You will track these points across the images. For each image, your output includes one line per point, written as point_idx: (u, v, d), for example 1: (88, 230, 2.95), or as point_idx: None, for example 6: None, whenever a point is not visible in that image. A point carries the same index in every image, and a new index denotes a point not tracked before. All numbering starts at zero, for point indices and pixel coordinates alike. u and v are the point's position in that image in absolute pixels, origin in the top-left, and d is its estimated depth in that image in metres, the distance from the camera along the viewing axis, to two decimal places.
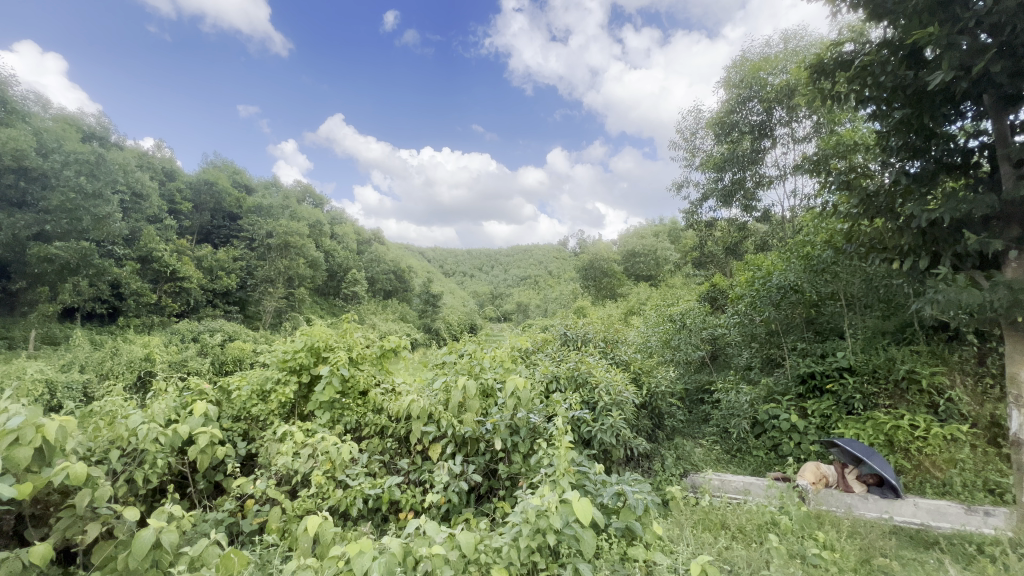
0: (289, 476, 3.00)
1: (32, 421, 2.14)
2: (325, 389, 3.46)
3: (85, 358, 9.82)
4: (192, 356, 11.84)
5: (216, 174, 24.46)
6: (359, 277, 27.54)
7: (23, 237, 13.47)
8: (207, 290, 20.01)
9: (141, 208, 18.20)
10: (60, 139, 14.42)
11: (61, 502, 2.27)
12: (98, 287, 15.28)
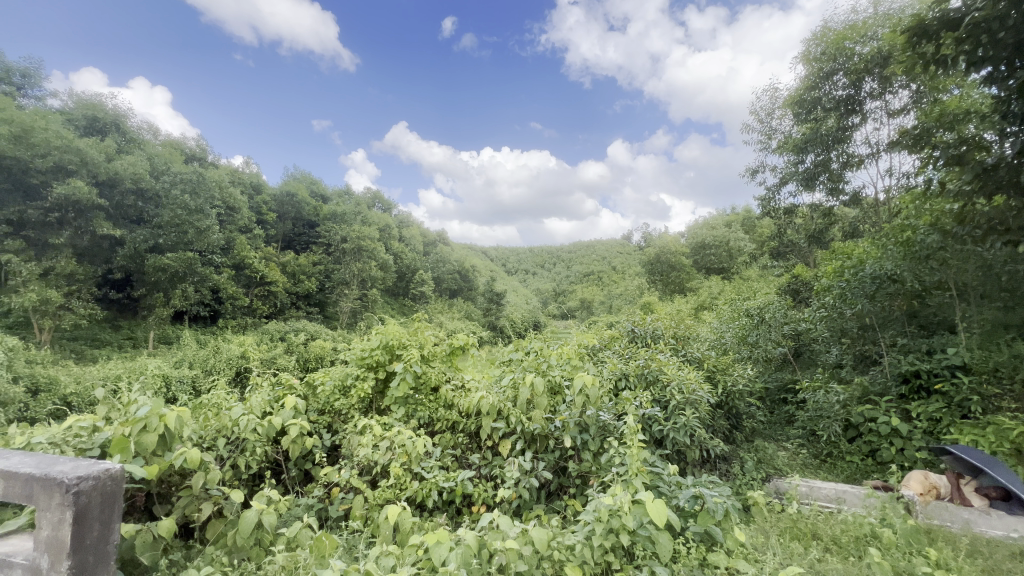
0: (369, 468, 3.16)
1: (156, 411, 2.44)
2: (399, 385, 3.62)
3: (193, 355, 11.09)
4: (281, 354, 12.97)
5: (296, 186, 26.39)
6: (426, 278, 28.61)
7: (142, 251, 15.20)
8: (292, 293, 21.74)
9: (234, 220, 20.06)
10: (166, 163, 16.53)
11: (179, 484, 2.55)
12: (201, 292, 17.09)
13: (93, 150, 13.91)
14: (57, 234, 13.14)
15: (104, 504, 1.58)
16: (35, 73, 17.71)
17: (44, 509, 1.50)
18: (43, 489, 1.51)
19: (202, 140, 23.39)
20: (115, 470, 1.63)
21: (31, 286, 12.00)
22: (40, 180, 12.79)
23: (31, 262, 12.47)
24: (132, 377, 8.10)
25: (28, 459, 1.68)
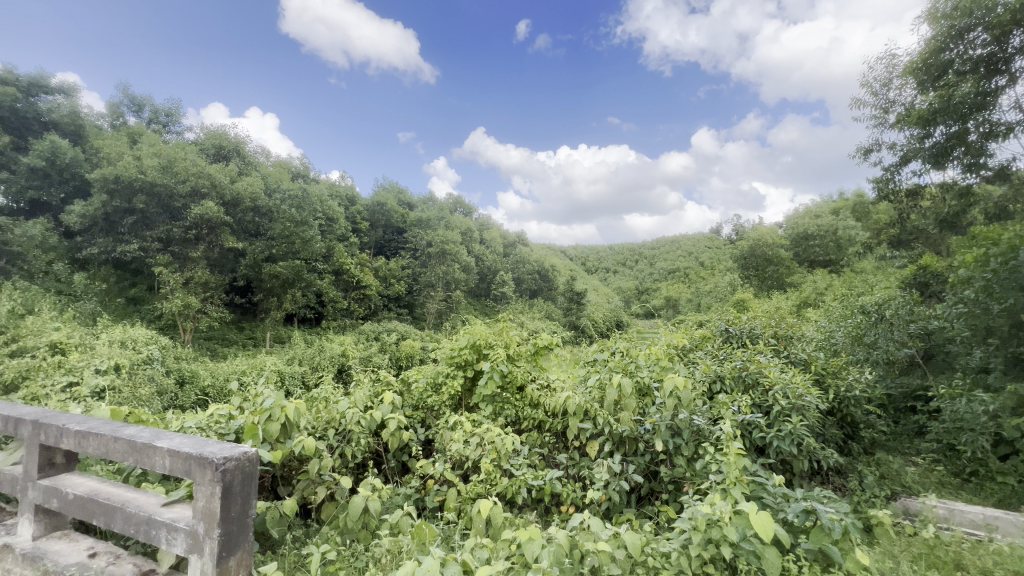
0: (461, 462, 3.29)
1: (278, 403, 2.75)
2: (487, 383, 3.72)
3: (302, 353, 12.32)
4: (376, 353, 14.00)
5: (385, 195, 28.17)
6: (506, 279, 29.17)
7: (260, 260, 17.21)
8: (384, 296, 23.31)
9: (333, 230, 21.90)
10: (278, 182, 18.51)
11: (298, 468, 2.85)
12: (308, 296, 18.91)
13: (220, 174, 15.92)
14: (194, 249, 15.25)
15: (243, 482, 1.81)
16: (175, 111, 20.69)
17: (199, 483, 1.75)
18: (197, 466, 1.77)
19: (305, 158, 25.83)
20: (252, 453, 1.86)
21: (176, 294, 14.09)
22: (180, 203, 14.89)
23: (176, 273, 14.61)
24: (254, 372, 9.18)
25: (186, 441, 1.97)
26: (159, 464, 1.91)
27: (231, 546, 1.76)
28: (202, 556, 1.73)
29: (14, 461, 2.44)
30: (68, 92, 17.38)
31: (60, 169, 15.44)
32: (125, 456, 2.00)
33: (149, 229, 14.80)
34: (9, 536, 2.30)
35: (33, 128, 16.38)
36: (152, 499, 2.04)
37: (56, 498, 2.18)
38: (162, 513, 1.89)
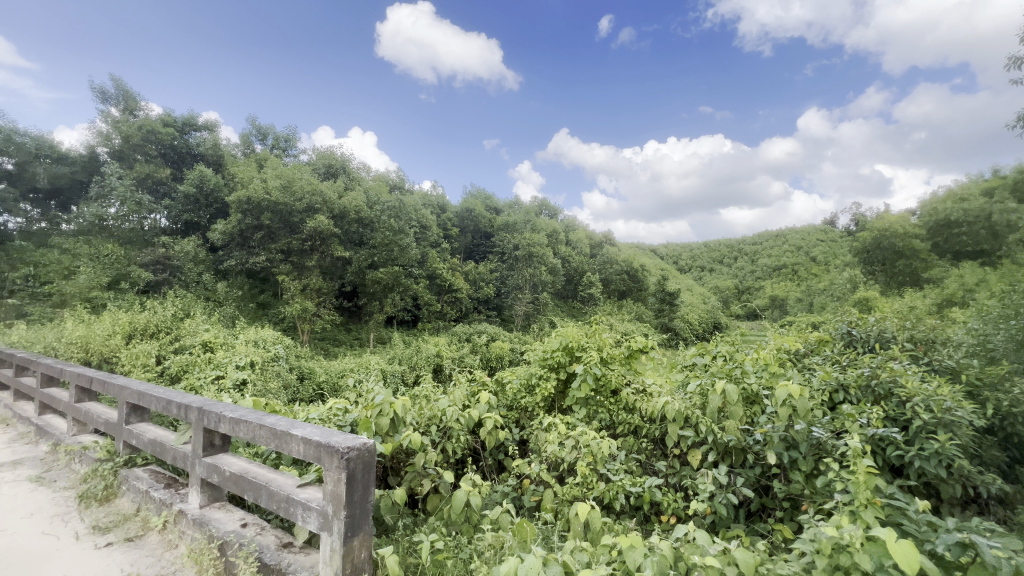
0: (556, 464, 3.30)
1: (388, 399, 3.00)
2: (580, 386, 3.69)
3: (402, 353, 13.19)
4: (468, 354, 14.58)
5: (473, 201, 29.16)
6: (594, 279, 28.80)
7: (364, 268, 18.77)
8: (474, 298, 24.20)
9: (427, 236, 23.14)
10: (378, 194, 20.01)
11: (405, 460, 3.05)
12: (405, 300, 20.23)
13: (330, 191, 17.61)
14: (310, 259, 17.00)
15: (364, 471, 1.99)
16: (292, 136, 23.32)
17: (328, 469, 1.96)
18: (326, 454, 1.98)
19: (401, 171, 27.62)
20: (371, 445, 2.04)
21: (296, 299, 15.87)
22: (298, 218, 16.67)
23: (295, 280, 16.43)
24: (361, 370, 10.02)
25: (315, 431, 2.21)
26: (295, 450, 2.17)
27: (355, 527, 1.95)
28: (331, 534, 1.93)
29: (185, 440, 2.93)
30: (211, 128, 20.58)
31: (206, 194, 18.14)
32: (268, 441, 2.30)
33: (274, 243, 16.79)
34: (183, 503, 2.76)
35: (186, 161, 19.44)
36: (288, 480, 2.32)
37: (215, 474, 2.56)
38: (298, 493, 2.15)
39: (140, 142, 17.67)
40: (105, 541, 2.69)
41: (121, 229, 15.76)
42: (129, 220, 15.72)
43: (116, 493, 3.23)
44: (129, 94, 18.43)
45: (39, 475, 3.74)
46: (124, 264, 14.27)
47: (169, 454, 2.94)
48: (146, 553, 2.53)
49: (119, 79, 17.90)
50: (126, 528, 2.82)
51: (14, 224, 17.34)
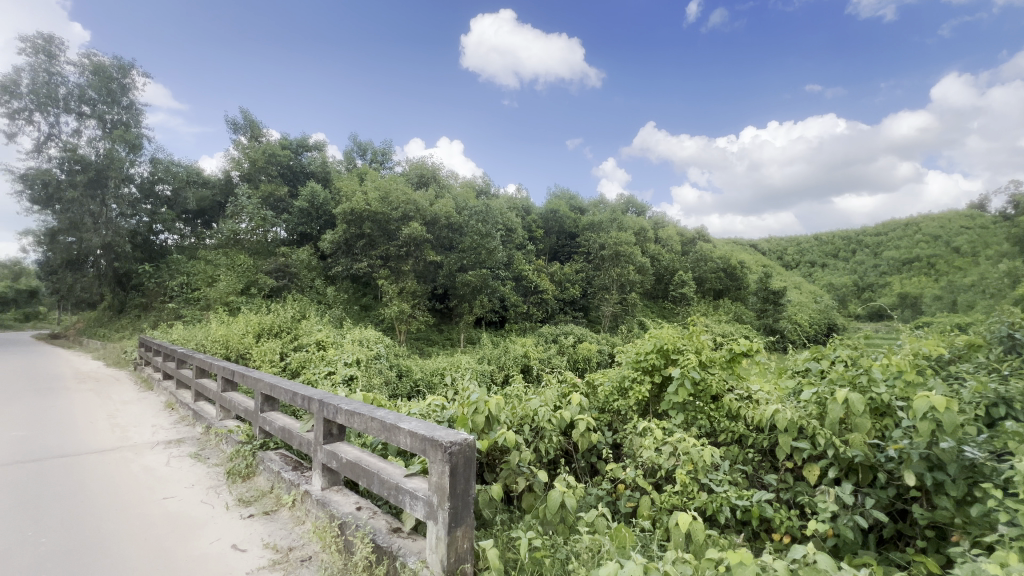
0: (653, 470, 3.18)
1: (482, 397, 3.11)
2: (677, 391, 3.52)
3: (490, 353, 13.56)
4: (556, 355, 14.60)
5: (558, 202, 29.11)
6: (686, 278, 27.37)
7: (454, 271, 19.64)
8: (560, 299, 24.23)
9: (512, 239, 23.57)
10: (466, 200, 20.79)
11: (500, 457, 3.13)
12: (493, 301, 20.81)
13: (422, 199, 18.63)
14: (405, 263, 18.14)
15: (466, 465, 2.09)
16: (388, 150, 25.08)
17: (432, 460, 2.09)
18: (431, 447, 2.11)
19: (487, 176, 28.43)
20: (471, 442, 2.12)
21: (394, 302, 17.05)
22: (395, 226, 17.87)
23: (393, 283, 17.63)
24: (453, 369, 10.47)
25: (420, 425, 2.35)
26: (402, 441, 2.33)
27: (458, 518, 2.04)
28: (437, 522, 2.05)
29: (309, 428, 3.29)
30: (320, 147, 22.95)
31: (317, 207, 20.16)
32: (379, 433, 2.50)
33: (374, 250, 18.17)
34: (307, 484, 3.10)
35: (300, 179, 21.79)
36: (397, 470, 2.51)
37: (334, 460, 2.84)
38: (406, 482, 2.31)
39: (264, 164, 20.25)
40: (248, 512, 3.11)
41: (250, 241, 18.10)
42: (256, 233, 18.01)
43: (254, 471, 3.72)
44: (255, 123, 21.12)
45: (197, 452, 4.41)
46: (253, 272, 16.37)
47: (296, 440, 3.31)
48: (279, 526, 2.88)
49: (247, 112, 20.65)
50: (264, 502, 3.23)
51: (172, 239, 21.03)
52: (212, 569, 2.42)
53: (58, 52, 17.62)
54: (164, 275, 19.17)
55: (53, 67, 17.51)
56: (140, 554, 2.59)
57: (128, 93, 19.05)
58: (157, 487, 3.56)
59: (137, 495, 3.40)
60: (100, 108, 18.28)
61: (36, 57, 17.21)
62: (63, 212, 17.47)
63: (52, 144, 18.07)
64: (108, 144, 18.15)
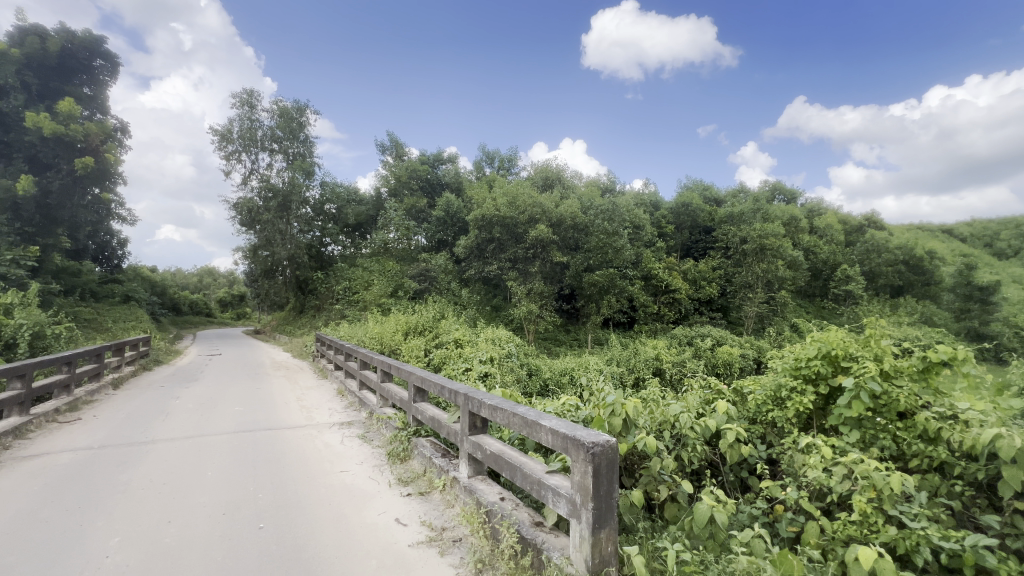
0: (821, 492, 2.78)
1: (619, 399, 3.04)
2: (851, 404, 3.00)
3: (619, 354, 13.21)
4: (692, 358, 13.67)
5: (690, 194, 27.16)
6: (851, 274, 23.54)
7: (580, 271, 19.62)
8: (694, 299, 22.74)
9: (640, 236, 22.64)
10: (591, 200, 20.59)
11: (639, 463, 3.02)
12: (621, 301, 20.30)
13: (548, 201, 18.79)
14: (533, 265, 18.61)
15: (609, 467, 2.07)
16: (514, 156, 26.00)
17: (575, 460, 2.12)
18: (573, 446, 2.14)
19: (611, 173, 27.79)
20: (613, 443, 2.09)
21: (523, 303, 17.64)
22: (522, 229, 18.40)
23: (521, 285, 18.22)
24: (582, 369, 10.44)
25: (561, 423, 2.39)
26: (543, 438, 2.40)
27: (602, 520, 2.03)
28: (580, 521, 2.06)
29: (455, 420, 3.58)
30: (453, 160, 24.77)
31: (451, 216, 21.74)
32: (521, 428, 2.61)
33: (503, 253, 18.94)
34: (456, 471, 3.36)
35: (437, 190, 23.74)
36: (538, 466, 2.59)
37: (480, 451, 3.03)
38: (549, 478, 2.36)
39: (407, 179, 22.77)
40: (406, 491, 3.49)
41: (397, 249, 20.32)
42: (402, 242, 20.12)
43: (410, 455, 4.16)
44: (399, 144, 23.69)
45: (363, 433, 5.10)
46: (400, 276, 18.31)
47: (445, 429, 3.62)
48: (433, 507, 3.18)
49: (392, 134, 23.24)
50: (419, 484, 3.59)
51: (337, 250, 24.69)
52: (381, 537, 2.76)
53: (256, 102, 21.84)
54: (332, 281, 22.55)
55: (253, 114, 21.73)
56: (325, 516, 3.07)
57: (304, 129, 22.78)
58: (336, 461, 4.20)
59: (322, 466, 4.07)
60: (284, 144, 22.19)
61: (242, 108, 21.55)
62: (261, 231, 21.63)
63: (254, 177, 22.47)
64: (291, 173, 21.92)
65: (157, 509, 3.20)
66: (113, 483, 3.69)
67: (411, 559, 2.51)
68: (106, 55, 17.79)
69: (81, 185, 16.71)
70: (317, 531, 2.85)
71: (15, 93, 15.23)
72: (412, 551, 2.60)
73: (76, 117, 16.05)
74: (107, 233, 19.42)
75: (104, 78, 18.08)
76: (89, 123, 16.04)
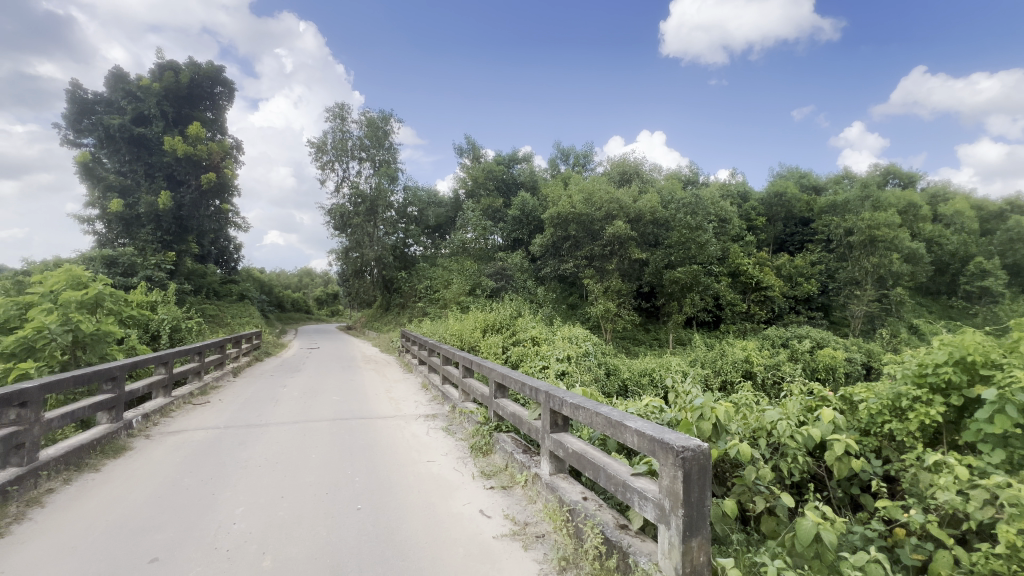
0: (953, 517, 2.43)
1: (708, 402, 2.88)
2: (993, 419, 2.58)
3: (704, 355, 12.50)
4: (787, 361, 12.57)
5: (785, 183, 24.94)
6: (989, 267, 20.28)
7: (661, 268, 18.84)
8: (790, 297, 20.95)
9: (727, 230, 21.22)
10: (672, 193, 19.68)
11: (732, 471, 2.83)
12: (705, 299, 19.21)
13: (626, 196, 18.11)
14: (610, 262, 18.10)
15: (701, 474, 1.97)
16: (590, 152, 25.59)
17: (664, 464, 2.05)
18: (662, 450, 2.07)
19: (694, 165, 26.36)
20: (705, 449, 1.99)
21: (600, 301, 17.32)
22: (599, 226, 17.98)
23: (598, 283, 17.87)
24: (663, 370, 10.01)
25: (647, 425, 2.33)
26: (629, 440, 2.34)
27: (694, 528, 1.95)
28: (669, 528, 1.99)
29: (536, 416, 3.61)
30: (528, 159, 24.94)
31: (527, 214, 21.87)
32: (605, 428, 2.57)
33: (579, 250, 18.65)
34: (537, 468, 3.40)
35: (512, 189, 24.03)
36: (622, 467, 2.53)
37: (561, 449, 3.03)
38: (634, 481, 2.30)
39: (484, 180, 23.34)
40: (489, 484, 3.58)
41: (474, 249, 20.91)
42: (479, 242, 20.63)
43: (492, 449, 4.27)
44: (476, 146, 24.36)
45: (447, 426, 5.31)
46: (477, 275, 18.76)
47: (526, 426, 3.66)
48: (516, 501, 3.23)
49: (469, 137, 23.92)
50: (501, 478, 3.68)
51: (419, 251, 25.94)
52: (467, 527, 2.87)
53: (347, 114, 23.62)
54: (414, 280, 23.69)
55: (344, 126, 23.51)
56: (415, 503, 3.25)
57: (389, 137, 24.20)
58: (422, 451, 4.43)
59: (410, 456, 4.31)
60: (372, 152, 23.73)
61: (335, 121, 23.41)
62: (352, 234, 23.35)
63: (345, 184, 24.29)
64: (377, 179, 23.43)
65: (273, 485, 3.59)
66: (237, 460, 4.20)
67: (496, 550, 2.58)
68: (224, 82, 20.11)
69: (206, 198, 19.16)
70: (408, 516, 3.03)
71: (156, 121, 17.80)
72: (497, 543, 2.67)
73: (201, 139, 18.42)
74: (226, 239, 22.04)
75: (223, 103, 20.53)
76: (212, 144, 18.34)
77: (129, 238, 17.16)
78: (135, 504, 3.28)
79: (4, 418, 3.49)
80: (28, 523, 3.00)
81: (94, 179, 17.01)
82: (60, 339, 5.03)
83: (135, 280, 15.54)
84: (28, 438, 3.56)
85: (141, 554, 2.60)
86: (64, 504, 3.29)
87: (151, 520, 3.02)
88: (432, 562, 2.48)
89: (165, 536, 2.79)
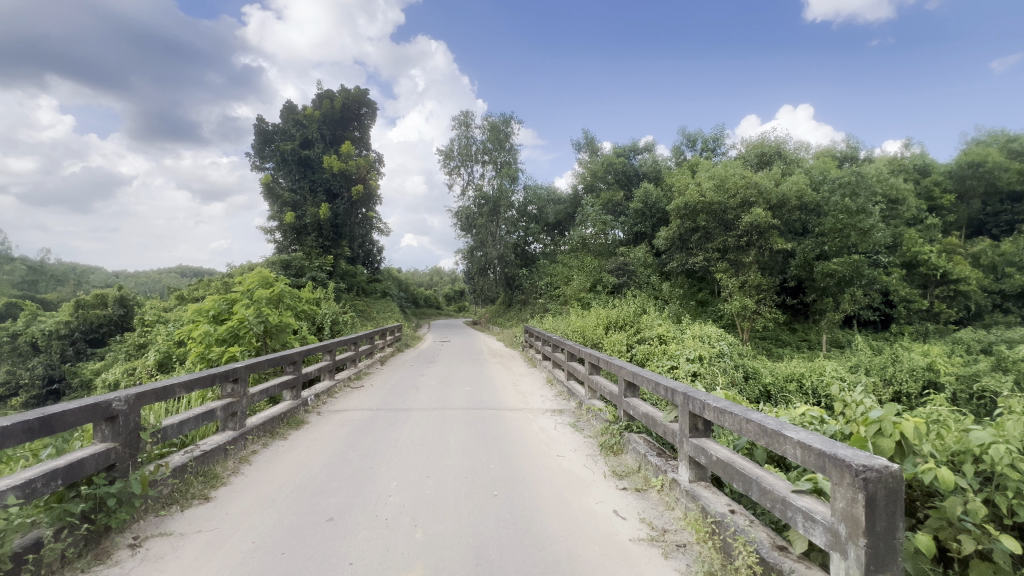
0: None
1: (889, 416, 2.45)
2: None
3: (867, 359, 10.67)
4: (990, 371, 10.07)
5: (986, 149, 19.98)
6: None
7: (811, 259, 16.50)
8: (992, 292, 16.99)
9: (900, 212, 17.74)
10: (827, 173, 17.10)
11: (924, 500, 2.35)
12: (870, 295, 16.33)
13: (766, 180, 16.09)
14: (747, 254, 16.23)
15: (889, 499, 1.68)
16: (720, 135, 23.49)
17: (837, 484, 1.79)
18: (835, 468, 1.81)
19: (853, 137, 22.55)
20: (896, 471, 1.69)
21: (735, 297, 15.80)
22: (733, 215, 16.24)
23: (733, 277, 16.26)
24: (817, 375, 8.74)
25: (814, 437, 2.06)
26: (789, 451, 2.10)
27: (880, 562, 1.66)
28: (846, 557, 1.73)
29: (672, 419, 3.42)
30: (649, 148, 23.76)
31: (650, 207, 20.76)
32: (757, 437, 2.33)
33: (710, 242, 17.03)
34: (675, 473, 3.22)
35: (634, 181, 23.04)
36: (780, 482, 2.25)
37: (703, 455, 2.84)
38: (797, 499, 2.04)
39: (603, 174, 22.82)
40: (622, 485, 3.49)
41: (595, 245, 20.58)
42: (599, 237, 20.33)
43: (622, 449, 4.17)
44: (594, 140, 24.01)
45: (574, 422, 5.33)
46: (598, 271, 18.30)
47: (661, 428, 3.48)
48: (651, 506, 3.10)
49: (587, 132, 23.58)
50: (634, 479, 3.57)
51: (539, 248, 26.31)
52: (602, 527, 2.82)
53: (471, 121, 25.01)
54: (534, 278, 24.20)
55: (469, 132, 24.95)
56: (550, 495, 3.31)
57: (509, 138, 24.96)
58: (551, 445, 4.49)
59: (539, 449, 4.40)
60: (494, 154, 24.77)
61: (460, 129, 24.97)
62: (477, 234, 24.77)
63: (470, 187, 25.72)
64: (500, 180, 24.38)
65: (419, 465, 3.96)
66: (383, 439, 4.73)
67: (634, 554, 2.50)
68: (367, 104, 22.70)
69: (355, 207, 21.88)
70: (544, 509, 3.08)
71: (317, 143, 20.83)
72: (635, 547, 2.58)
73: (351, 156, 21.18)
74: (372, 243, 24.88)
75: (368, 122, 23.20)
76: (360, 160, 21.14)
77: (299, 245, 20.29)
78: (312, 470, 3.89)
79: (224, 390, 4.37)
80: (242, 476, 3.73)
81: (275, 198, 20.49)
82: (255, 328, 6.15)
83: (304, 280, 18.48)
84: (239, 408, 4.42)
85: (320, 513, 3.05)
86: (262, 464, 4.04)
87: (325, 485, 3.54)
88: (571, 556, 2.49)
89: (338, 500, 3.25)
